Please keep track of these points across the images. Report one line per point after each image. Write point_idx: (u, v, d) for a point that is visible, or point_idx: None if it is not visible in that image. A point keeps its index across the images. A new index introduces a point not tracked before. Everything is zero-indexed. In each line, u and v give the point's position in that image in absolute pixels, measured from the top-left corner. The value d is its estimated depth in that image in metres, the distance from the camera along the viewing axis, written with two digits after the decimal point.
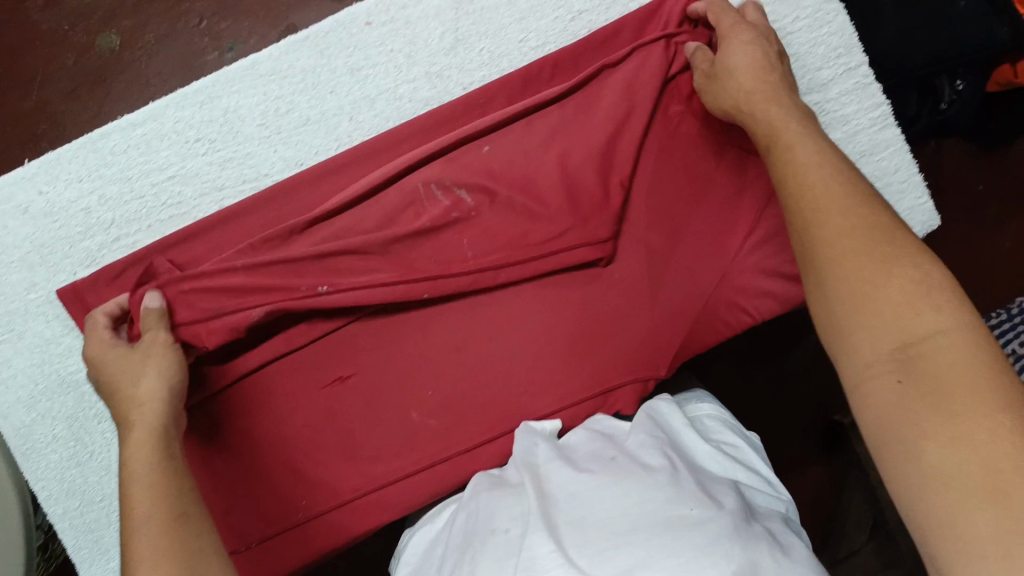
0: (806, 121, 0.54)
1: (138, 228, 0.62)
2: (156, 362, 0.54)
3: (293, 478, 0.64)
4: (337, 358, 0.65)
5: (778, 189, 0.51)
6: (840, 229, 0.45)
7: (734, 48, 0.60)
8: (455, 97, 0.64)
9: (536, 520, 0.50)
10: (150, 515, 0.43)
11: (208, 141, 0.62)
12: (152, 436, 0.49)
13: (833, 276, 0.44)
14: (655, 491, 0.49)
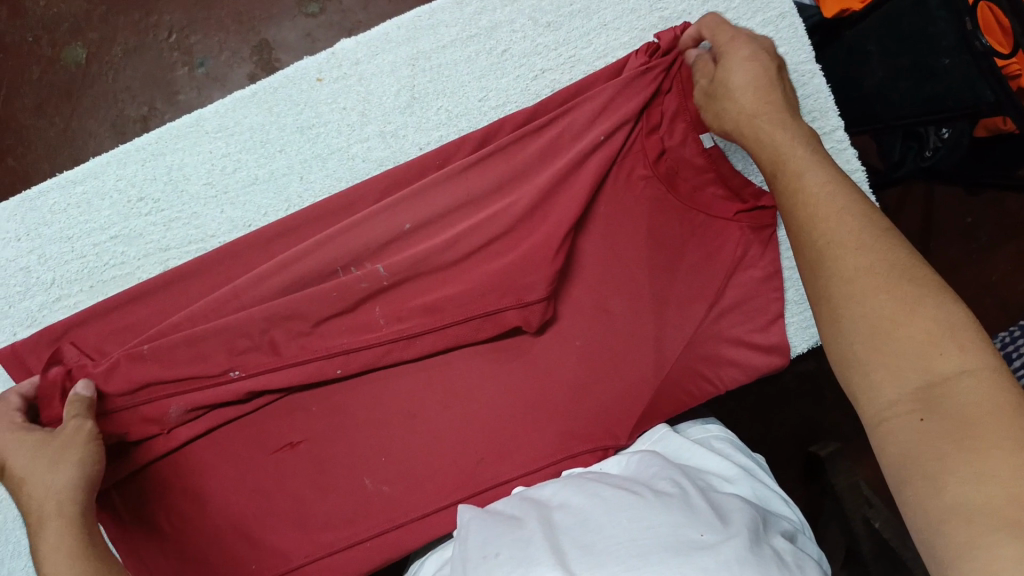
0: (814, 141, 0.50)
1: (79, 288, 0.60)
2: (71, 458, 0.51)
3: (237, 544, 0.62)
4: (288, 424, 0.62)
5: (793, 217, 0.46)
6: (854, 258, 0.41)
7: (732, 65, 0.56)
8: (411, 158, 0.61)
9: (538, 547, 0.46)
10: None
11: (152, 201, 0.60)
12: (76, 533, 0.48)
13: (845, 310, 0.40)
14: (656, 511, 0.46)
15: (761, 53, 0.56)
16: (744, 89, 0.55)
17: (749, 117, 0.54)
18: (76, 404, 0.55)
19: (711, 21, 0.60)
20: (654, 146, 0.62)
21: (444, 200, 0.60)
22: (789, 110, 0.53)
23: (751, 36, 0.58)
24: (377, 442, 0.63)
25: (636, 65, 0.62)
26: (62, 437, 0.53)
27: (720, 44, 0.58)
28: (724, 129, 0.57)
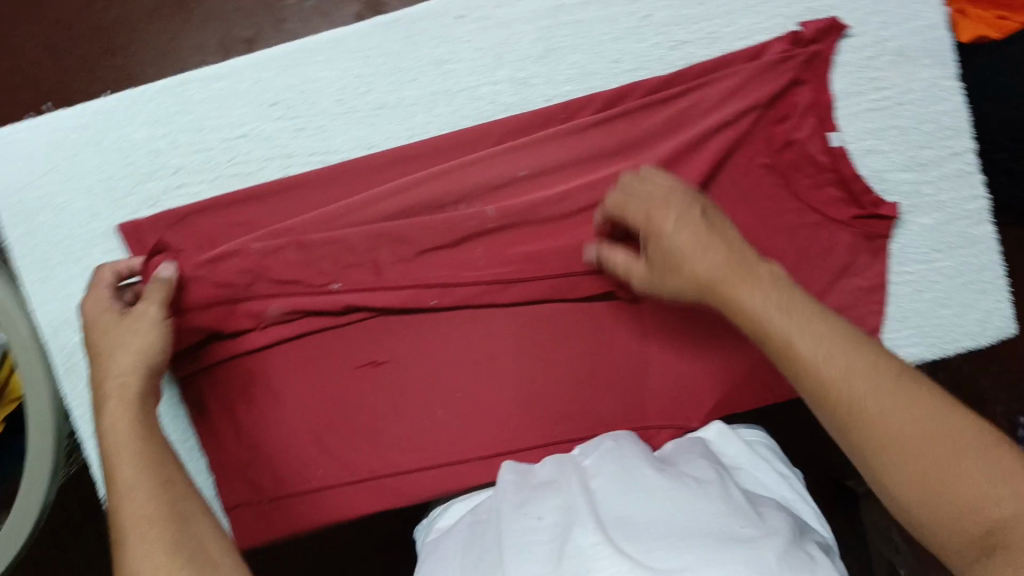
0: (789, 287, 0.47)
1: (203, 179, 0.62)
2: (144, 336, 0.55)
3: (315, 448, 0.65)
4: (375, 343, 0.65)
5: (828, 416, 0.44)
6: (889, 439, 0.41)
7: (667, 235, 0.51)
8: (536, 108, 0.61)
9: (581, 516, 0.51)
10: (139, 515, 0.46)
11: (284, 108, 0.61)
12: (132, 438, 0.50)
13: (890, 484, 0.41)
14: (699, 502, 0.51)
15: (683, 211, 0.52)
16: (690, 257, 0.50)
17: (712, 279, 0.49)
18: (157, 288, 0.58)
19: (631, 180, 0.55)
20: (781, 137, 0.62)
21: (563, 155, 0.61)
22: (749, 261, 0.49)
23: (671, 190, 0.53)
24: (455, 377, 0.65)
25: (777, 52, 0.61)
26: (137, 316, 0.56)
27: (643, 216, 0.54)
28: (676, 297, 0.52)
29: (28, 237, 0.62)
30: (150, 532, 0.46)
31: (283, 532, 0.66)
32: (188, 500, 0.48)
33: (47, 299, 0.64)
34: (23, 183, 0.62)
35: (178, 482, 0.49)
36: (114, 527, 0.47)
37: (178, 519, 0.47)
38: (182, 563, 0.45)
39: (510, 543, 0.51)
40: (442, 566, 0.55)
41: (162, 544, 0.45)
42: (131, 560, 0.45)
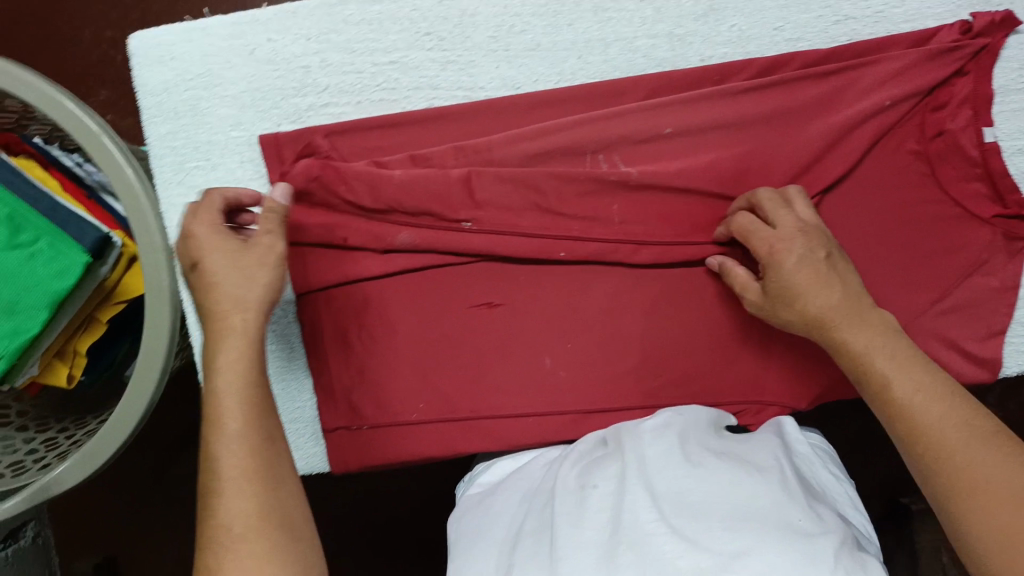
0: (896, 337, 0.52)
1: (347, 100, 0.63)
2: (263, 272, 0.51)
3: (418, 381, 0.65)
4: (493, 283, 0.65)
5: (915, 458, 0.48)
6: (975, 491, 0.44)
7: (785, 270, 0.55)
8: (689, 66, 0.62)
9: (635, 487, 0.52)
10: (235, 471, 0.46)
11: (437, 38, 0.62)
12: (239, 384, 0.48)
13: (968, 530, 0.44)
14: (758, 486, 0.52)
15: (805, 252, 0.55)
16: (809, 293, 0.54)
17: (826, 319, 0.53)
18: (273, 214, 0.54)
19: (769, 198, 0.58)
20: (935, 124, 0.61)
21: (712, 117, 0.60)
22: (860, 307, 0.53)
23: (803, 224, 0.56)
24: (568, 328, 0.64)
25: (945, 40, 0.60)
26: (255, 250, 0.52)
27: (768, 244, 0.56)
28: (790, 327, 0.56)
29: (167, 137, 0.63)
30: (246, 490, 0.46)
31: (377, 461, 0.66)
32: (282, 458, 0.49)
33: (177, 201, 0.64)
34: (171, 83, 0.62)
35: (277, 438, 0.49)
36: (208, 473, 0.47)
37: (272, 480, 0.47)
38: (271, 527, 0.45)
39: (563, 506, 0.53)
40: (487, 518, 0.59)
41: (256, 504, 0.46)
42: (223, 511, 0.45)
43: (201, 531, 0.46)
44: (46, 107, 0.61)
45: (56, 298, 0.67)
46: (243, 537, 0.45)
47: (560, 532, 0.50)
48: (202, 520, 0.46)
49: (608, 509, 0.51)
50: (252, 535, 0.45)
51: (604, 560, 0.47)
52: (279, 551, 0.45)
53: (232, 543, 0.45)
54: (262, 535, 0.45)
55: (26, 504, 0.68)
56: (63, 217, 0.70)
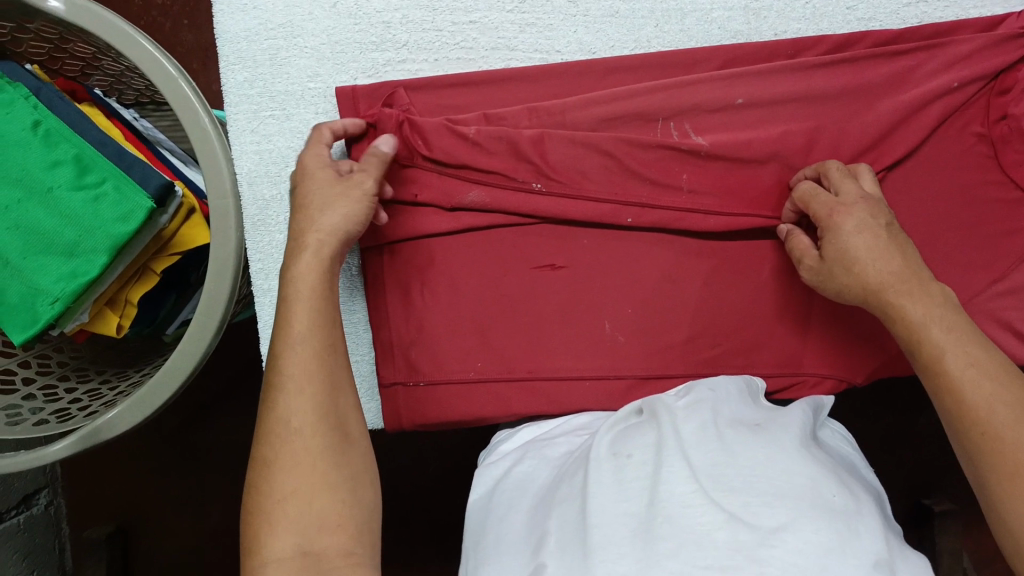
0: (954, 313, 0.52)
1: (425, 58, 0.64)
2: (350, 203, 0.55)
3: (477, 339, 0.65)
4: (557, 245, 0.65)
5: (963, 429, 0.49)
6: (1021, 472, 0.45)
7: (845, 235, 0.54)
8: (763, 40, 0.64)
9: (673, 458, 0.49)
10: (299, 373, 0.50)
11: (519, 1, 0.63)
12: (313, 295, 0.52)
13: (1010, 510, 0.45)
14: (801, 463, 0.49)
15: (868, 220, 0.55)
16: (869, 259, 0.54)
17: (885, 287, 0.53)
18: (372, 157, 0.58)
19: (834, 168, 0.58)
20: (1000, 107, 0.62)
21: (786, 89, 0.62)
22: (919, 279, 0.54)
23: (865, 195, 0.56)
24: (630, 292, 0.65)
25: (1015, 26, 0.62)
26: (350, 183, 0.56)
27: (829, 209, 0.56)
28: (844, 296, 0.56)
29: (244, 85, 0.64)
30: (305, 392, 0.49)
31: (432, 418, 0.66)
32: (341, 372, 0.52)
33: (249, 149, 0.65)
34: (252, 31, 0.63)
35: (338, 351, 0.52)
36: (275, 371, 0.50)
37: (330, 388, 0.50)
38: (326, 430, 0.49)
39: (597, 478, 0.50)
40: (513, 494, 0.56)
41: (315, 404, 0.49)
42: (283, 408, 0.49)
43: (261, 421, 0.49)
44: (126, 49, 0.62)
45: (117, 242, 0.66)
46: (299, 432, 0.48)
47: (596, 505, 0.47)
48: (265, 411, 0.49)
49: (644, 479, 0.49)
50: (309, 432, 0.48)
51: (639, 536, 0.44)
52: (331, 452, 0.48)
53: (289, 436, 0.48)
54: (317, 433, 0.48)
55: (76, 447, 0.66)
56: (128, 162, 0.70)
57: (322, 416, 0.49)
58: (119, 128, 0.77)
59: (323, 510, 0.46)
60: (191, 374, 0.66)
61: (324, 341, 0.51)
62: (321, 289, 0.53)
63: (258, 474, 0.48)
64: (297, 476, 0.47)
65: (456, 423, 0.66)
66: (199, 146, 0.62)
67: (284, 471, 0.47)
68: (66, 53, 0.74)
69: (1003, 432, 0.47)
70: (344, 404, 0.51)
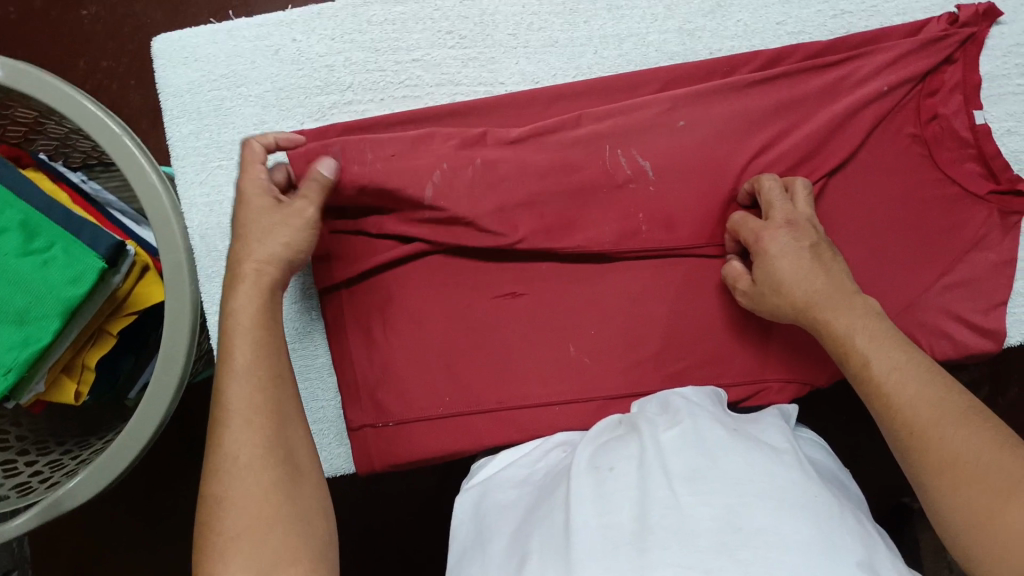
0: (878, 321, 0.52)
1: (371, 98, 0.65)
2: (290, 229, 0.53)
3: (444, 374, 0.64)
4: (515, 272, 0.65)
5: (894, 441, 0.47)
6: (943, 462, 0.43)
7: (771, 261, 0.56)
8: (700, 59, 0.65)
9: (652, 470, 0.49)
10: (245, 406, 0.47)
11: (459, 37, 0.65)
12: (256, 326, 0.50)
13: (947, 497, 0.43)
14: (776, 466, 0.49)
15: (795, 241, 0.56)
16: (794, 279, 0.55)
17: (811, 303, 0.54)
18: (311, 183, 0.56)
19: (768, 186, 0.59)
20: (928, 109, 0.65)
21: (725, 105, 0.63)
22: (846, 292, 0.54)
23: (794, 215, 0.58)
24: (592, 314, 0.65)
25: (936, 30, 0.64)
26: (291, 210, 0.54)
27: (756, 235, 0.58)
28: (778, 316, 0.57)
29: (190, 137, 0.64)
30: (254, 425, 0.46)
31: (403, 459, 0.65)
32: (291, 402, 0.49)
33: (199, 202, 0.65)
34: (195, 83, 0.64)
35: (287, 383, 0.49)
36: (217, 405, 0.47)
37: (278, 419, 0.47)
38: (275, 462, 0.46)
39: (580, 489, 0.50)
40: (494, 517, 0.54)
41: (262, 438, 0.46)
42: (230, 441, 0.46)
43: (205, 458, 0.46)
44: (70, 110, 0.61)
45: (68, 306, 0.65)
46: (248, 466, 0.45)
47: (577, 518, 0.47)
48: (208, 450, 0.46)
49: (629, 490, 0.48)
50: (257, 466, 0.45)
51: (625, 547, 0.43)
52: (283, 486, 0.45)
53: (235, 472, 0.45)
54: (265, 469, 0.45)
55: (39, 519, 0.65)
56: (77, 224, 0.69)
57: (274, 450, 0.46)
58: (66, 190, 0.76)
59: (279, 547, 0.43)
60: (156, 432, 0.65)
61: (274, 391, 0.48)
62: (262, 338, 0.50)
63: (207, 517, 0.44)
64: (248, 517, 0.44)
65: (429, 461, 0.65)
66: (147, 202, 0.61)
67: (233, 510, 0.44)
68: (8, 120, 0.73)
69: (928, 435, 0.45)
70: (305, 446, 0.48)
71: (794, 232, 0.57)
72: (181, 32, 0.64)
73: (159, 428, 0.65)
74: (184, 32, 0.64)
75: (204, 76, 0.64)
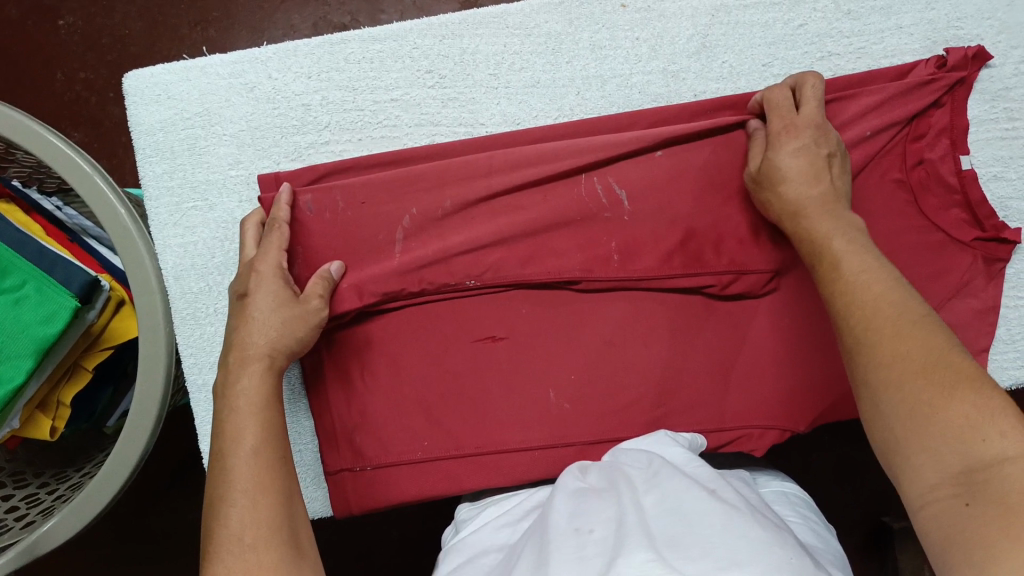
0: (860, 240, 0.52)
1: (349, 138, 0.64)
2: (297, 324, 0.56)
3: (423, 418, 0.64)
4: (495, 317, 0.64)
5: (851, 358, 0.46)
6: (895, 347, 0.43)
7: (780, 154, 0.57)
8: (684, 101, 0.64)
9: (631, 533, 0.47)
10: (253, 483, 0.48)
11: (439, 77, 0.64)
12: (265, 406, 0.52)
13: (885, 402, 0.42)
14: (758, 526, 0.47)
15: (809, 143, 0.57)
16: (792, 176, 0.56)
17: (802, 207, 0.55)
18: (321, 282, 0.58)
19: (807, 86, 0.59)
20: (915, 153, 0.63)
21: (708, 151, 0.63)
22: (834, 211, 0.55)
23: (820, 120, 0.58)
24: (572, 358, 0.64)
25: (924, 73, 0.63)
26: (301, 306, 0.56)
27: (783, 121, 0.58)
28: (770, 215, 0.58)
29: (163, 176, 0.63)
30: (259, 503, 0.47)
31: (381, 502, 0.64)
32: (293, 483, 0.50)
33: (173, 242, 0.63)
34: (168, 122, 0.62)
35: (290, 463, 0.51)
36: (221, 486, 0.48)
37: (284, 499, 0.48)
38: (279, 539, 0.46)
39: (557, 554, 0.48)
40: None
41: (266, 516, 0.46)
42: (235, 520, 0.46)
43: (208, 539, 0.46)
44: (36, 148, 0.59)
45: (41, 346, 0.64)
46: (252, 546, 0.45)
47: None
48: (211, 532, 0.46)
49: (604, 554, 0.46)
50: (262, 544, 0.45)
51: None
52: (289, 558, 0.45)
53: (241, 552, 0.45)
54: (272, 545, 0.45)
55: (10, 566, 0.63)
56: (49, 261, 0.67)
57: (281, 524, 0.47)
58: (39, 221, 0.75)
59: None
60: (132, 476, 0.63)
61: (278, 464, 0.50)
62: (266, 411, 0.52)
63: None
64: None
65: (408, 504, 0.65)
66: (120, 243, 0.60)
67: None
68: None
69: (887, 352, 0.44)
70: (304, 521, 0.49)
71: (812, 132, 0.57)
72: (154, 68, 0.63)
73: (135, 472, 0.63)
74: (157, 69, 0.63)
75: (177, 114, 0.62)
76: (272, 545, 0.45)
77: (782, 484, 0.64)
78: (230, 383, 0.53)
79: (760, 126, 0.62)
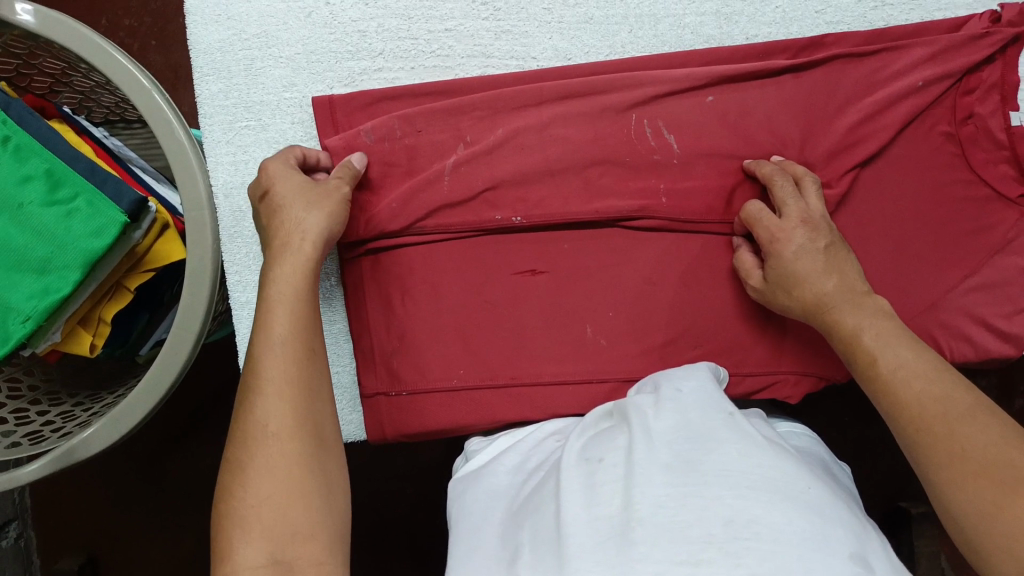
0: (888, 321, 0.54)
1: (401, 66, 0.66)
2: (327, 205, 0.56)
3: (461, 347, 0.64)
4: (538, 250, 0.65)
5: (914, 453, 0.49)
6: (947, 457, 0.46)
7: (784, 263, 0.58)
8: (735, 44, 0.66)
9: (646, 460, 0.49)
10: (278, 375, 0.49)
11: (493, 8, 0.65)
12: (295, 300, 0.52)
13: (950, 504, 0.45)
14: (768, 455, 0.49)
15: (806, 241, 0.57)
16: (805, 282, 0.57)
17: (824, 305, 0.56)
18: (346, 173, 0.59)
19: (779, 182, 0.59)
20: (965, 107, 0.64)
21: (758, 92, 0.63)
22: (856, 292, 0.56)
23: (808, 215, 0.58)
24: (612, 295, 0.64)
25: (979, 27, 0.64)
26: (326, 188, 0.57)
27: (771, 232, 0.58)
28: (788, 312, 0.59)
29: (219, 96, 0.64)
30: (285, 395, 0.49)
31: (413, 429, 0.64)
32: (320, 378, 0.51)
33: (224, 161, 0.65)
34: (227, 41, 0.64)
35: (318, 357, 0.52)
36: (253, 374, 0.50)
37: (309, 394, 0.50)
38: (300, 436, 0.48)
39: (571, 483, 0.50)
40: (478, 514, 0.55)
41: (290, 408, 0.48)
42: (261, 410, 0.48)
43: (237, 424, 0.48)
44: (98, 63, 0.60)
45: (88, 258, 0.64)
46: (276, 436, 0.47)
47: (567, 513, 0.47)
48: (242, 416, 0.48)
49: (616, 483, 0.48)
50: (284, 438, 0.47)
51: (614, 540, 0.43)
52: (307, 460, 0.47)
53: (266, 442, 0.47)
54: (293, 439, 0.47)
55: (50, 469, 0.64)
56: (100, 178, 0.69)
57: (303, 414, 0.49)
58: (89, 144, 0.76)
59: (295, 521, 0.45)
60: (167, 395, 0.64)
61: (304, 357, 0.51)
62: (296, 301, 0.52)
63: (230, 482, 0.47)
64: (272, 481, 0.46)
65: (439, 432, 0.65)
66: (174, 158, 0.61)
67: (257, 480, 0.46)
68: (35, 70, 0.73)
69: (944, 453, 0.47)
70: (325, 415, 0.50)
71: (806, 239, 0.58)
72: None
73: (173, 386, 0.64)
74: None
75: (237, 36, 0.64)
76: (294, 440, 0.48)
77: (800, 428, 0.65)
78: (262, 283, 0.54)
79: (744, 242, 0.63)
